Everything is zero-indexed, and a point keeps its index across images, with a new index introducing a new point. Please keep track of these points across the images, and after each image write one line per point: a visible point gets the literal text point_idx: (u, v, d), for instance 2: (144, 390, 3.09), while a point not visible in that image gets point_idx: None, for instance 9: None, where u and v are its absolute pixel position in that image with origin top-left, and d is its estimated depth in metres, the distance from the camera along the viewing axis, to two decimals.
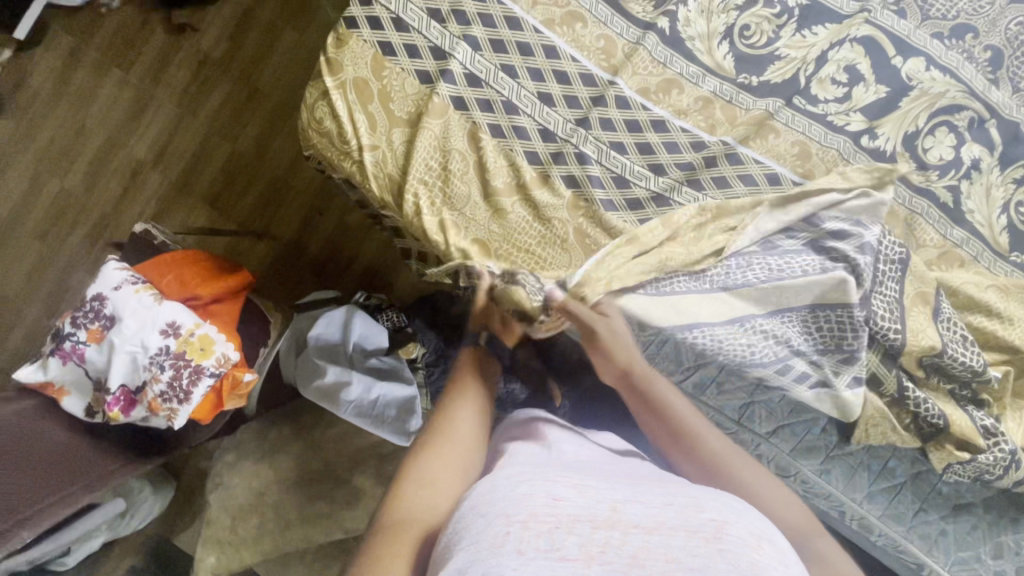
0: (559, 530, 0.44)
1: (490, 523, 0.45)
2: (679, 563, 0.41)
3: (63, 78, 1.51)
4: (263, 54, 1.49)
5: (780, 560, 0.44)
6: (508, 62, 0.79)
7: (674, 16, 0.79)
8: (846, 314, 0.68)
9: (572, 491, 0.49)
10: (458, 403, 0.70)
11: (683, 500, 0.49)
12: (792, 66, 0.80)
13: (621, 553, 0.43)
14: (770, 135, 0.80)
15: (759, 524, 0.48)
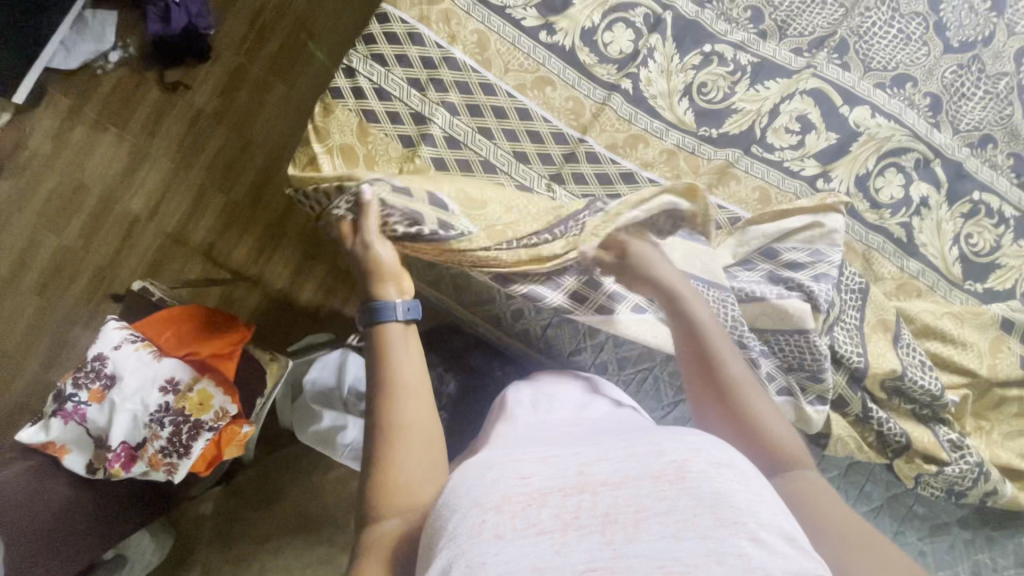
0: (532, 506, 0.47)
1: (467, 510, 0.48)
2: (649, 509, 0.45)
3: (60, 138, 1.56)
4: (254, 107, 1.55)
5: (740, 481, 0.48)
6: (484, 125, 0.85)
7: (636, 77, 0.85)
8: (803, 339, 0.79)
9: (539, 465, 0.51)
10: (394, 393, 0.61)
11: (646, 449, 0.50)
12: (748, 117, 0.86)
13: (595, 511, 0.46)
14: (731, 182, 0.86)
15: (719, 452, 0.50)
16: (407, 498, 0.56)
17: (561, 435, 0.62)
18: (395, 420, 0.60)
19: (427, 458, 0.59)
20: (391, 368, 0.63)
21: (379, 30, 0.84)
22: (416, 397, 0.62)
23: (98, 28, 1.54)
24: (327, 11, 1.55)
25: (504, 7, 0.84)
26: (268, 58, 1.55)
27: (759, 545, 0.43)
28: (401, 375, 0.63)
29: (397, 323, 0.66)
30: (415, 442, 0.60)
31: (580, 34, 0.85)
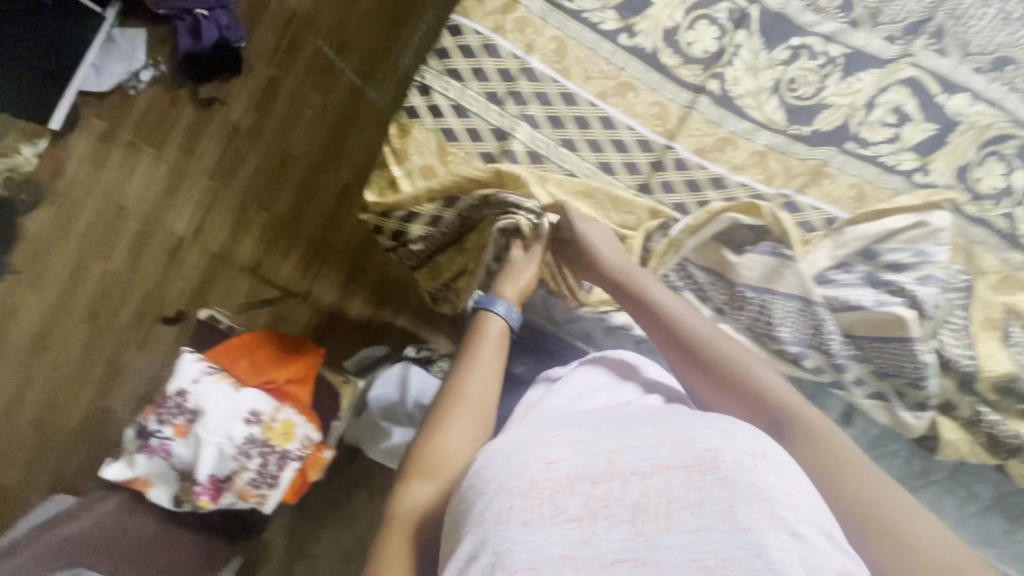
0: (561, 492, 0.47)
1: (491, 497, 0.48)
2: (682, 500, 0.45)
3: (97, 162, 1.54)
4: (291, 119, 1.52)
5: (777, 473, 0.46)
6: (566, 136, 0.81)
7: (723, 77, 0.81)
8: (904, 347, 0.78)
9: (568, 449, 0.51)
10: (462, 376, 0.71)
11: (676, 436, 0.49)
12: (841, 112, 0.82)
13: (626, 500, 0.46)
14: (825, 181, 0.83)
15: (750, 439, 0.49)
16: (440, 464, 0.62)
17: (593, 416, 0.61)
18: (458, 393, 0.69)
19: (473, 434, 0.65)
20: (472, 351, 0.74)
21: (452, 45, 0.81)
22: (490, 380, 0.71)
23: (127, 48, 1.50)
24: (357, 14, 1.50)
25: (581, 11, 0.81)
26: (301, 68, 1.52)
27: (799, 540, 0.41)
28: (484, 361, 0.72)
29: (498, 322, 0.77)
30: (471, 417, 0.67)
31: (662, 35, 0.81)
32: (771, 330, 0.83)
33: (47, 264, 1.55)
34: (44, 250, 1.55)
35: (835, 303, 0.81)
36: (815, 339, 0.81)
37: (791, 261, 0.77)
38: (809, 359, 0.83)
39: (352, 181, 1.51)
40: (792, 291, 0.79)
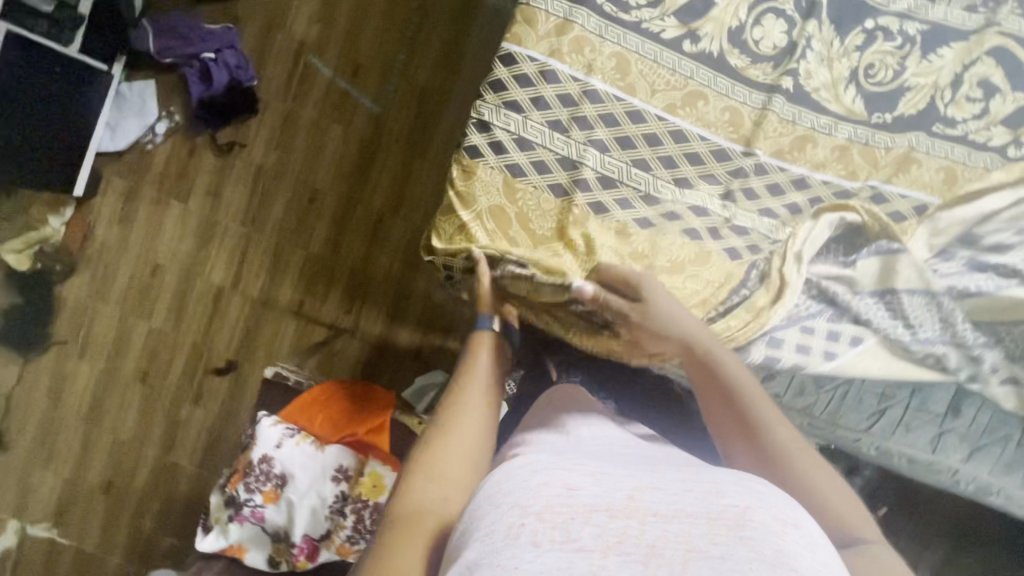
0: (576, 520, 0.48)
1: (505, 512, 0.51)
2: (702, 552, 0.44)
3: (126, 222, 1.52)
4: (315, 153, 1.48)
5: (805, 545, 0.45)
6: (638, 156, 0.77)
7: (797, 73, 0.77)
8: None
9: (590, 483, 0.53)
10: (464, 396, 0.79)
11: (702, 488, 0.51)
12: (924, 93, 0.77)
13: (641, 541, 0.46)
14: (913, 167, 0.78)
15: (784, 508, 0.50)
16: (441, 469, 0.68)
17: (619, 457, 0.63)
18: (456, 407, 0.78)
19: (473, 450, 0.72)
20: (471, 372, 0.82)
21: (508, 75, 0.77)
22: (483, 396, 0.80)
23: (138, 101, 1.47)
24: (368, 37, 1.45)
25: (640, 22, 0.76)
26: (317, 101, 1.47)
27: None
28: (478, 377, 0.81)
29: (489, 339, 0.84)
30: (466, 429, 0.75)
31: (727, 35, 0.76)
32: (911, 334, 0.77)
33: (90, 332, 1.54)
34: (84, 317, 1.53)
35: (954, 292, 0.76)
36: (952, 337, 0.77)
37: (908, 257, 0.77)
38: (952, 359, 0.78)
39: (385, 209, 1.48)
40: (915, 284, 0.77)
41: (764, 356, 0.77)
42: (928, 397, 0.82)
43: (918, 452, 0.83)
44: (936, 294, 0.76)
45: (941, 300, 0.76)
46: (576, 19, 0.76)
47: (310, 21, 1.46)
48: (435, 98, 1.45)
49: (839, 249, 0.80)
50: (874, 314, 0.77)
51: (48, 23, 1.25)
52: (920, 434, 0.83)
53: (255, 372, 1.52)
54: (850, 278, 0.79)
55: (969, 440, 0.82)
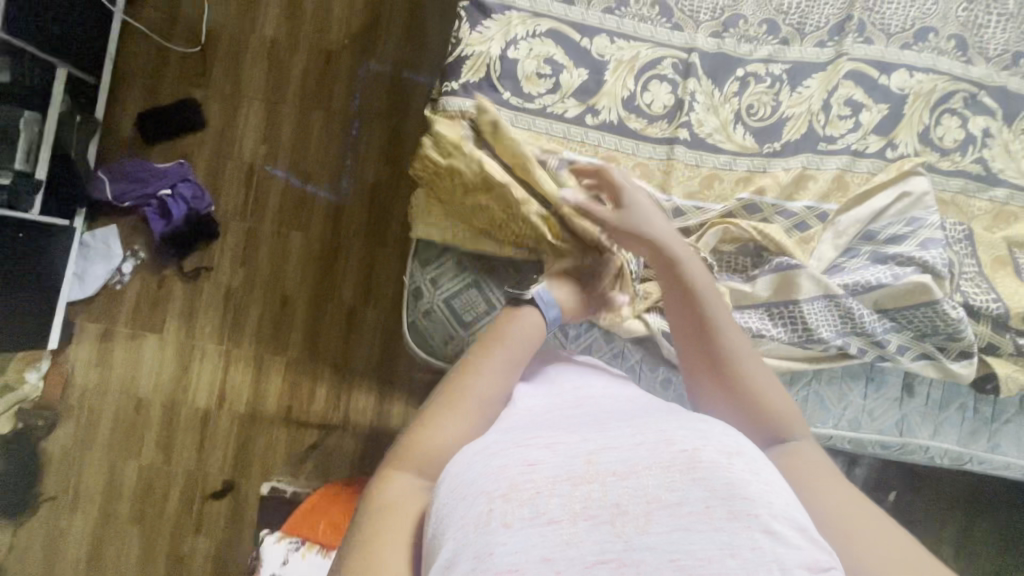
0: (541, 495, 0.50)
1: (472, 501, 0.51)
2: (660, 501, 0.49)
3: (104, 363, 1.54)
4: (280, 261, 1.54)
5: (752, 471, 0.50)
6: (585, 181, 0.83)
7: (689, 124, 0.87)
8: (933, 310, 0.80)
9: (547, 453, 0.54)
10: (476, 365, 0.71)
11: (655, 438, 0.53)
12: (802, 120, 0.88)
13: (606, 501, 0.50)
14: (811, 182, 0.87)
15: (727, 439, 0.53)
16: (433, 459, 0.63)
17: (567, 419, 0.62)
18: (471, 386, 0.68)
19: (473, 433, 0.65)
20: (489, 343, 0.73)
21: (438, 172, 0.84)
22: (502, 378, 0.70)
23: (103, 247, 1.52)
24: (312, 148, 1.55)
25: (545, 107, 0.86)
26: (274, 213, 1.55)
27: (772, 537, 0.46)
28: (495, 353, 0.72)
29: (538, 317, 0.76)
30: (473, 408, 0.67)
31: (622, 104, 0.86)
32: (812, 334, 0.83)
33: (80, 480, 1.52)
34: (73, 467, 1.52)
35: (861, 286, 0.83)
36: (855, 328, 0.83)
37: (802, 269, 0.81)
38: (854, 346, 0.84)
39: (355, 301, 1.53)
40: (814, 294, 0.82)
41: None
42: (881, 383, 0.89)
43: (886, 436, 0.89)
44: (833, 292, 0.81)
45: (839, 297, 0.82)
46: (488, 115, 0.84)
47: (256, 142, 1.55)
48: (384, 192, 1.54)
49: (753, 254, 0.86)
50: (766, 330, 0.84)
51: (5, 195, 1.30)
52: (885, 419, 0.89)
53: (254, 488, 1.51)
54: (747, 295, 0.83)
55: (930, 416, 0.89)
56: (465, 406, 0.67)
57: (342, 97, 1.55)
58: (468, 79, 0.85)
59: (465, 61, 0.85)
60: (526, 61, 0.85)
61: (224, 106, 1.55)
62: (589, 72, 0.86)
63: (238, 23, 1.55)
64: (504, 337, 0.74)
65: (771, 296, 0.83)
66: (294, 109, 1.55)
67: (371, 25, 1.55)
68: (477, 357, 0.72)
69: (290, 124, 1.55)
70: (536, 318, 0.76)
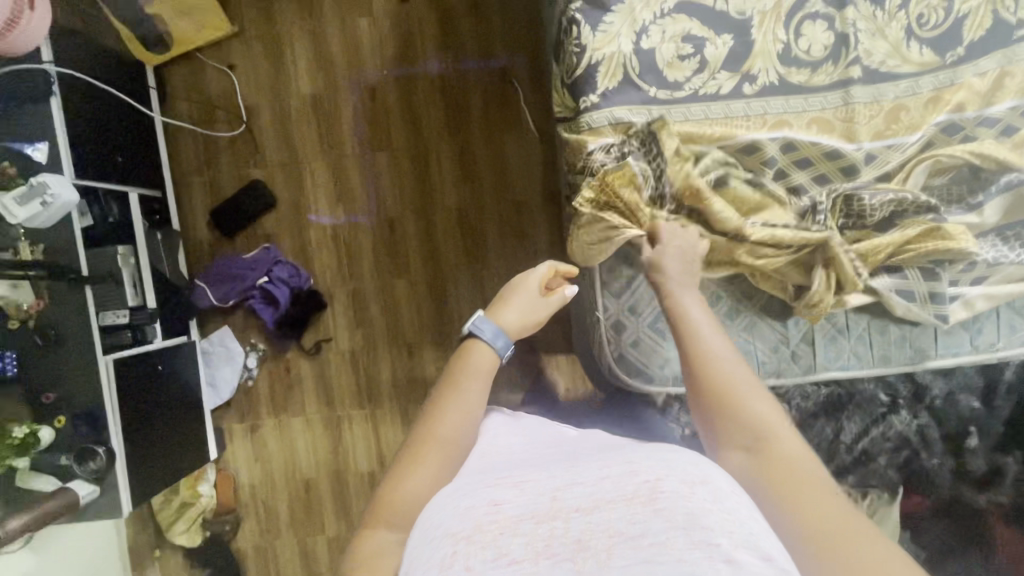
0: (505, 535, 0.46)
1: (437, 544, 0.46)
2: (622, 534, 0.44)
3: (263, 457, 1.57)
4: (393, 312, 1.52)
5: (713, 500, 0.46)
6: (764, 156, 0.77)
7: (859, 59, 0.77)
8: None
9: (514, 491, 0.51)
10: (441, 407, 0.72)
11: (621, 469, 0.50)
12: (984, 12, 0.77)
13: (568, 539, 0.45)
14: (1013, 79, 0.77)
15: (691, 468, 0.49)
16: (405, 511, 0.60)
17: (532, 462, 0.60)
18: (432, 433, 0.69)
19: (442, 476, 0.64)
20: (453, 384, 0.74)
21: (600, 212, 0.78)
22: (467, 418, 0.71)
23: (224, 349, 1.52)
24: (387, 193, 1.50)
25: (698, 90, 0.78)
26: (371, 267, 1.52)
27: (735, 565, 0.40)
28: (462, 397, 0.73)
29: (490, 353, 0.78)
30: (443, 456, 0.67)
31: (778, 60, 0.77)
32: None
33: (278, 568, 1.58)
34: (268, 558, 1.58)
35: None
36: None
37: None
38: None
39: None
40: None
41: (928, 289, 0.78)
42: None
43: None
44: None
45: None
46: (653, 131, 0.77)
47: (331, 202, 1.51)
48: (472, 212, 1.49)
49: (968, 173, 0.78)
50: (1003, 255, 0.78)
51: (128, 334, 1.26)
52: None
53: None
54: (976, 225, 0.78)
55: None
56: (430, 451, 0.67)
57: (399, 132, 1.49)
58: (606, 85, 0.77)
59: (598, 68, 0.77)
60: (664, 46, 0.77)
61: (287, 178, 1.51)
62: (735, 36, 0.77)
63: (271, 89, 1.49)
64: (468, 377, 0.75)
65: (1003, 218, 0.78)
66: (356, 158, 1.49)
67: (404, 47, 1.47)
68: (441, 400, 0.73)
69: (357, 175, 1.50)
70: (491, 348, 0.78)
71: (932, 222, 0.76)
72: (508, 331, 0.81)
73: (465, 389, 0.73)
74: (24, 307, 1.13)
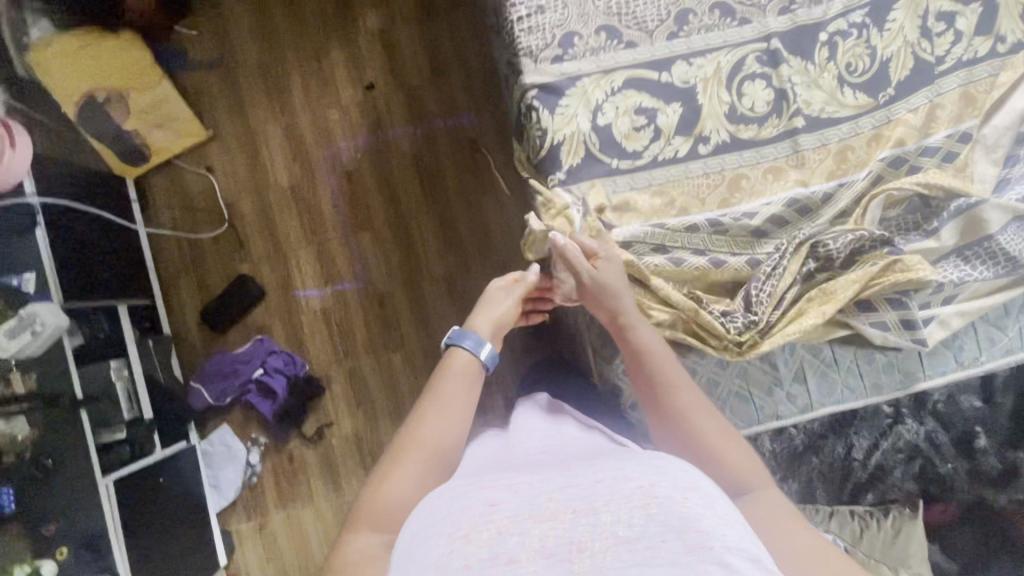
0: (502, 533, 0.51)
1: (434, 544, 0.52)
2: (618, 536, 0.50)
3: (274, 556, 1.51)
4: (392, 386, 1.52)
5: (706, 505, 0.52)
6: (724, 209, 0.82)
7: (801, 110, 0.83)
8: None
9: (507, 494, 0.57)
10: (421, 408, 0.75)
11: (614, 475, 0.56)
12: (905, 55, 0.83)
13: (565, 539, 0.51)
14: (942, 111, 0.83)
15: (681, 476, 0.55)
16: (390, 515, 0.65)
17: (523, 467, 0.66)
18: (415, 439, 0.71)
19: (424, 480, 0.69)
20: (435, 386, 0.77)
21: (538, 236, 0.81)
22: (450, 422, 0.74)
23: (224, 448, 1.50)
24: (372, 268, 1.53)
25: (655, 156, 0.82)
26: (365, 343, 1.52)
27: (727, 567, 0.46)
28: (443, 399, 0.75)
29: (468, 356, 0.79)
30: (427, 458, 0.70)
31: (726, 120, 0.82)
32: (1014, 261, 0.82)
33: None
34: None
35: None
36: None
37: (983, 203, 0.80)
38: None
39: None
40: (1004, 222, 0.81)
41: (899, 318, 0.82)
42: None
43: None
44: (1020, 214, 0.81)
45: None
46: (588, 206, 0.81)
47: (318, 286, 1.53)
48: (457, 275, 1.51)
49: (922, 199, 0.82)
50: (967, 273, 0.82)
51: (127, 449, 1.25)
52: None
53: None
54: (937, 248, 0.82)
55: None
56: (414, 453, 0.70)
57: (376, 208, 1.53)
58: (570, 163, 0.82)
59: (560, 148, 0.82)
60: (619, 120, 0.82)
61: (273, 267, 1.53)
62: (683, 103, 0.82)
63: (250, 185, 1.54)
64: (448, 382, 0.77)
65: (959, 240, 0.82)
66: (338, 238, 1.53)
67: (376, 131, 1.53)
68: (422, 402, 0.76)
69: (340, 254, 1.53)
70: (474, 356, 0.79)
71: (890, 255, 0.79)
72: (481, 333, 0.83)
73: (445, 391, 0.76)
74: (20, 439, 1.10)
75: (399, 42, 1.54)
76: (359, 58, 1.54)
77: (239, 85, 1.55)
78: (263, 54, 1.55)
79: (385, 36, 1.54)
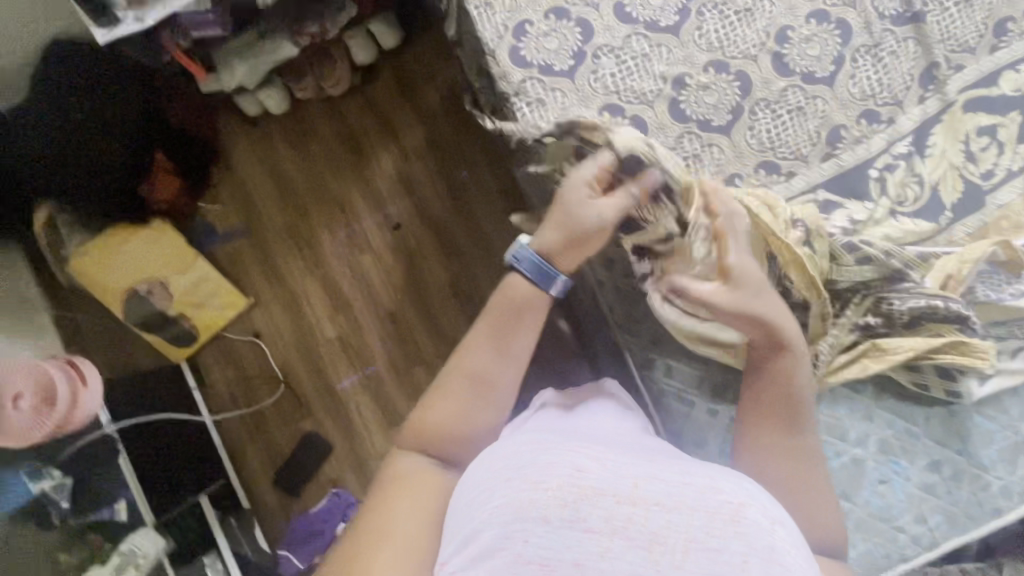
0: (587, 501, 0.56)
1: (519, 486, 0.57)
2: (699, 542, 0.54)
3: None
4: None
5: (793, 543, 0.55)
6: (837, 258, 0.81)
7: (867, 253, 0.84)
8: None
9: (596, 462, 0.60)
10: (475, 345, 0.74)
11: (703, 483, 0.58)
12: (953, 176, 0.87)
13: (645, 529, 0.55)
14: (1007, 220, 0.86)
15: (769, 505, 0.58)
16: (435, 438, 0.70)
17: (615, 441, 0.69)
18: (469, 376, 0.72)
19: (475, 412, 0.72)
20: (487, 324, 0.75)
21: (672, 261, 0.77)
22: (506, 369, 0.73)
23: None
24: None
25: None
26: None
27: None
28: (504, 349, 0.74)
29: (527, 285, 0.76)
30: (483, 396, 0.72)
31: None
32: None
33: None
34: None
35: None
36: None
37: None
38: None
39: None
40: None
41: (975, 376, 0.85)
42: None
43: None
44: None
45: None
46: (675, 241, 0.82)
47: (383, 430, 1.53)
48: None
49: (997, 280, 0.84)
50: None
51: None
52: None
53: None
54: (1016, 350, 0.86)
55: None
56: (475, 393, 0.72)
57: (424, 338, 1.54)
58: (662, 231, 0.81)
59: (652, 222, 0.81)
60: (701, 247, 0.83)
61: (336, 417, 1.54)
62: None
63: (298, 342, 1.56)
64: (507, 330, 0.74)
65: None
66: (391, 376, 1.54)
67: (410, 264, 1.56)
68: (476, 338, 0.74)
69: (399, 392, 1.53)
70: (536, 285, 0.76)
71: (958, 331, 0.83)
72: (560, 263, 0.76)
73: (506, 344, 0.74)
74: None
75: (416, 179, 1.57)
76: (380, 200, 1.57)
77: (268, 248, 1.58)
78: (287, 213, 1.58)
79: (402, 173, 1.57)
